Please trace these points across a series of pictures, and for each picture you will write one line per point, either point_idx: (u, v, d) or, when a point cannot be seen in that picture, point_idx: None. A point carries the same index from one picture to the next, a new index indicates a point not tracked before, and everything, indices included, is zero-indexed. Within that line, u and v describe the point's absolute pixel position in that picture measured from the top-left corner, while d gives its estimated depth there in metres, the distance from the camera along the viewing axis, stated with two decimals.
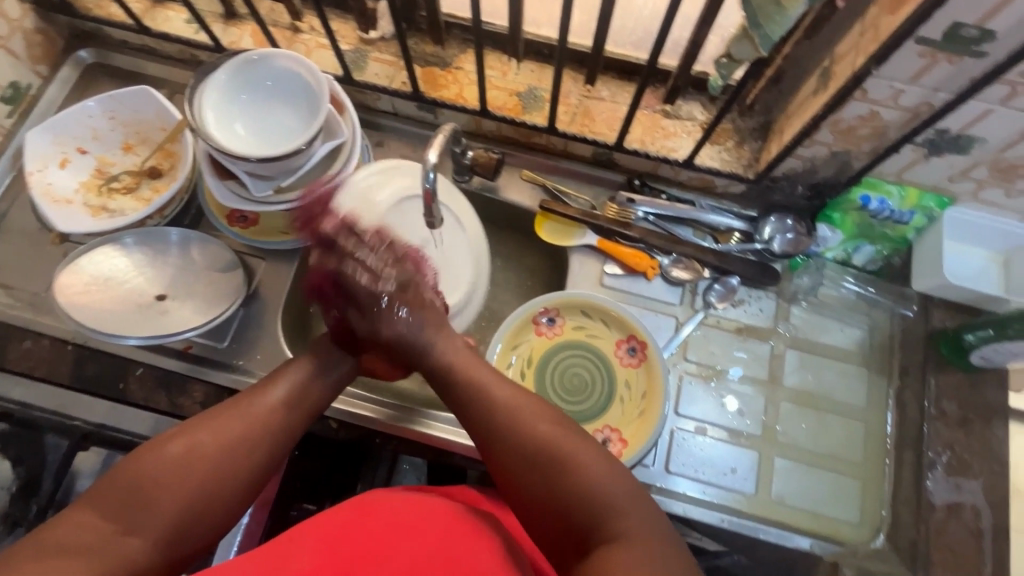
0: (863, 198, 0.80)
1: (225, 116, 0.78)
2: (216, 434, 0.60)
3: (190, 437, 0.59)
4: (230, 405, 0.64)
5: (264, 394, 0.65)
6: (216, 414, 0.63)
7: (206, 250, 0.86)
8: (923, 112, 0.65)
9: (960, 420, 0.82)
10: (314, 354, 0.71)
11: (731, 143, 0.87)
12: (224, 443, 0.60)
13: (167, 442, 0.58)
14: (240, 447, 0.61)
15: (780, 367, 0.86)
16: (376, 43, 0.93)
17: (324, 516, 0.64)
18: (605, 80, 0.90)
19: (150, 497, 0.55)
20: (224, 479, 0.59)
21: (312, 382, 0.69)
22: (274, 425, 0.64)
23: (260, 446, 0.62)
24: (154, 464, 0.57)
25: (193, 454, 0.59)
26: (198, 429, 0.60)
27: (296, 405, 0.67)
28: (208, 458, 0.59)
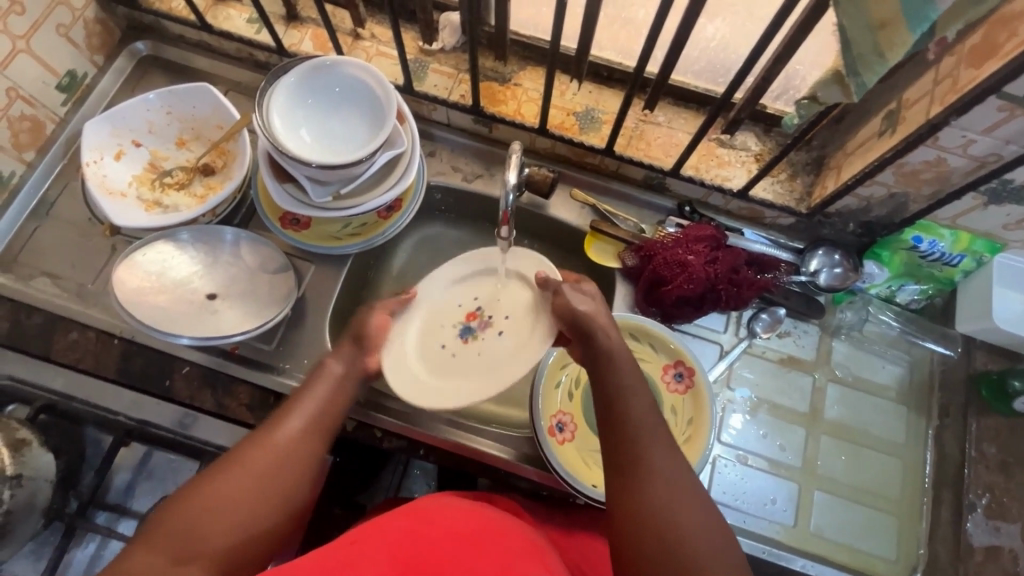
0: (914, 238, 0.82)
1: (291, 121, 0.78)
2: (249, 469, 0.59)
3: (223, 476, 0.58)
4: (252, 439, 0.61)
5: (287, 422, 0.63)
6: (246, 446, 0.61)
7: (257, 250, 0.86)
8: (991, 162, 0.66)
9: (1000, 464, 0.84)
10: (338, 375, 0.67)
11: (784, 176, 0.88)
12: (251, 477, 0.59)
13: (208, 479, 0.58)
14: (275, 478, 0.59)
15: (821, 400, 0.87)
16: (437, 55, 0.94)
17: (383, 519, 0.65)
18: (662, 105, 0.91)
19: (192, 539, 0.54)
20: (259, 509, 0.58)
21: (335, 408, 0.66)
22: (301, 454, 0.62)
23: (293, 475, 0.61)
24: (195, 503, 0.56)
25: (232, 492, 0.57)
26: (231, 464, 0.59)
27: (322, 427, 0.64)
28: (242, 496, 0.57)
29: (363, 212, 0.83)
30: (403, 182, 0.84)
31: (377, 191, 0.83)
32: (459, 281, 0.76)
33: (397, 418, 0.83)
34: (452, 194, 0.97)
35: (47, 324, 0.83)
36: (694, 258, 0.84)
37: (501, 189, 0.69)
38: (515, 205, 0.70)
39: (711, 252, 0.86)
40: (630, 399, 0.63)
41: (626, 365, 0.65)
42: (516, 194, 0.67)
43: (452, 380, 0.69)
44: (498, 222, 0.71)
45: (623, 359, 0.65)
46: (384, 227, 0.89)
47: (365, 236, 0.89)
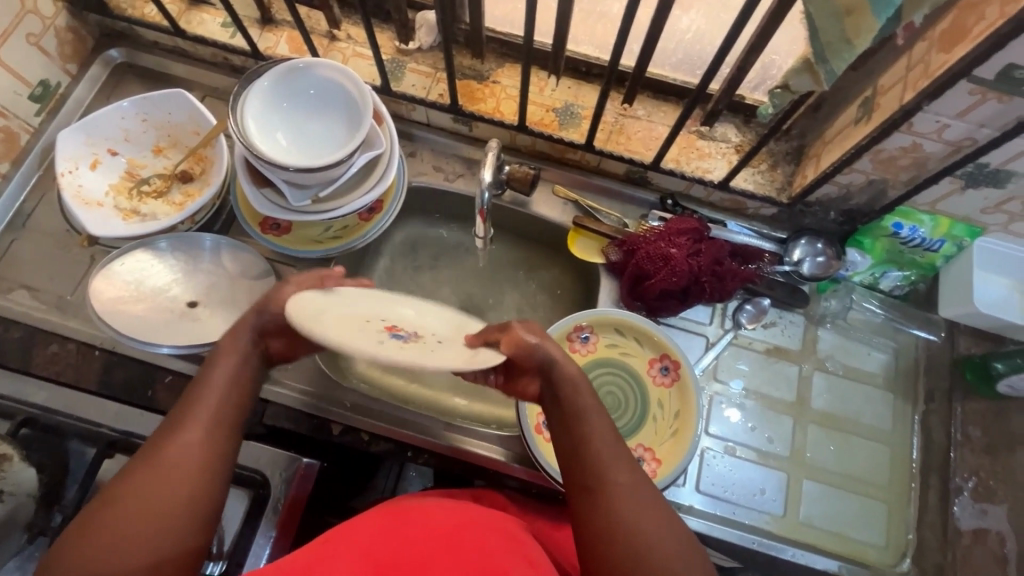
0: (895, 225, 0.82)
1: (265, 126, 0.77)
2: (149, 485, 0.53)
3: (119, 500, 0.52)
4: (145, 455, 0.55)
5: (185, 428, 0.56)
6: (141, 462, 0.54)
7: (238, 257, 0.85)
8: (966, 146, 0.67)
9: (986, 447, 0.83)
10: (235, 366, 0.62)
11: (764, 166, 0.88)
12: (142, 504, 0.51)
13: (93, 518, 0.51)
14: (180, 490, 0.53)
15: (807, 389, 0.88)
16: (414, 55, 0.93)
17: (354, 522, 0.65)
18: (641, 99, 0.91)
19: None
20: (160, 538, 0.51)
21: (237, 405, 0.60)
22: (201, 463, 0.55)
23: (203, 480, 0.55)
24: (91, 538, 0.49)
25: (133, 512, 0.51)
26: (126, 486, 0.53)
27: (218, 431, 0.58)
28: (145, 516, 0.51)
29: (343, 214, 0.82)
30: (382, 183, 0.84)
31: (356, 192, 0.83)
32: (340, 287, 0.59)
33: (383, 422, 0.82)
34: (434, 194, 0.97)
35: (27, 338, 0.83)
36: (677, 252, 0.84)
37: (477, 188, 0.71)
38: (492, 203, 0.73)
39: (694, 244, 0.86)
40: (578, 407, 0.61)
41: (575, 370, 0.64)
42: (491, 193, 0.69)
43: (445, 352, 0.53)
44: (478, 220, 0.75)
45: (567, 366, 0.64)
46: (366, 229, 0.89)
47: (346, 239, 0.88)
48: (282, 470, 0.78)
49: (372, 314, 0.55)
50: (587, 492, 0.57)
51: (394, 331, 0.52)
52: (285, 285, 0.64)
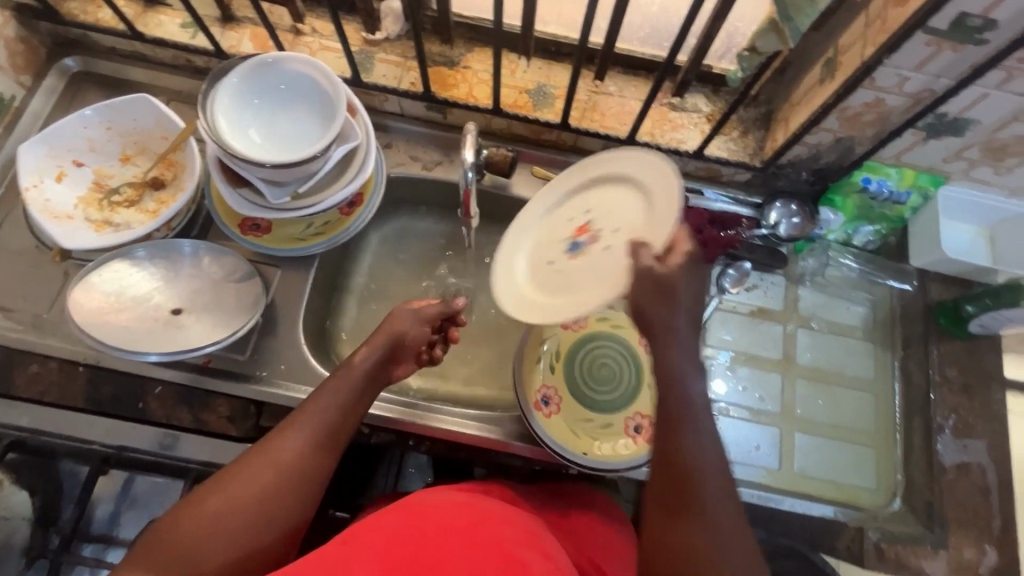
0: (863, 180, 0.85)
1: (238, 123, 0.76)
2: (253, 482, 0.59)
3: (225, 488, 0.58)
4: (258, 451, 0.61)
5: (292, 434, 0.63)
6: (249, 459, 0.61)
7: (219, 261, 0.84)
8: (925, 97, 0.69)
9: (962, 386, 0.87)
10: (345, 387, 0.68)
11: (736, 134, 0.91)
12: (253, 498, 0.58)
13: (203, 498, 0.57)
14: (274, 493, 0.59)
15: (792, 346, 0.90)
16: (382, 45, 0.93)
17: (376, 518, 0.62)
18: (612, 75, 0.92)
19: (195, 555, 0.54)
20: (260, 532, 0.57)
21: (340, 423, 0.66)
22: (304, 469, 0.61)
23: (298, 491, 0.60)
24: (195, 518, 0.56)
25: (235, 503, 0.57)
26: (232, 475, 0.59)
27: (328, 441, 0.64)
28: (245, 509, 0.57)
29: (323, 209, 0.82)
30: (361, 175, 0.84)
31: (336, 186, 0.82)
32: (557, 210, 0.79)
33: (380, 413, 0.82)
34: (413, 183, 0.97)
35: (5, 361, 0.79)
36: None
37: (460, 167, 0.71)
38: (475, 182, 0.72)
39: None
40: (686, 432, 0.58)
41: (694, 386, 0.59)
42: (474, 173, 0.69)
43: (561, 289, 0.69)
44: (462, 202, 0.74)
45: (688, 376, 0.59)
46: (347, 223, 0.88)
47: (328, 235, 0.88)
48: None
49: (569, 220, 0.76)
50: (667, 510, 0.56)
51: (579, 237, 0.73)
52: (415, 321, 0.76)
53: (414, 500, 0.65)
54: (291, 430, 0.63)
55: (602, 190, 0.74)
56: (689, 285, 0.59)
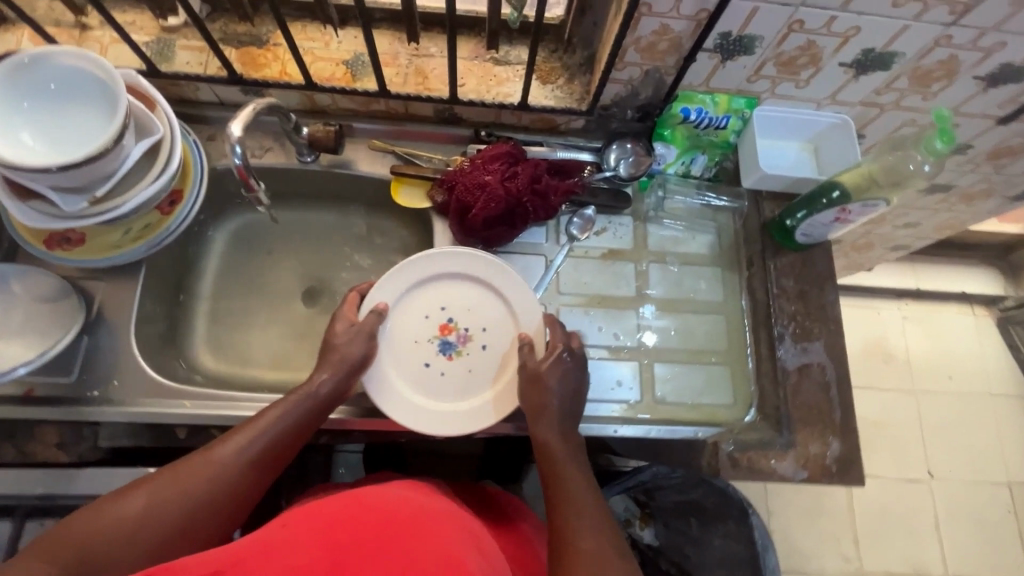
0: (683, 110, 0.87)
1: (7, 130, 0.69)
2: (184, 488, 0.58)
3: (154, 489, 0.57)
4: (192, 458, 0.61)
5: (230, 442, 0.63)
6: (184, 464, 0.60)
7: (27, 281, 0.78)
8: (704, 18, 0.71)
9: (799, 292, 0.91)
10: (295, 405, 0.68)
11: (561, 81, 0.91)
12: (182, 505, 0.58)
13: (129, 496, 0.56)
14: (202, 502, 0.59)
15: (645, 281, 0.93)
16: (181, 31, 0.87)
17: (316, 506, 0.58)
18: (431, 37, 0.91)
19: (108, 554, 0.53)
20: (183, 541, 0.57)
21: (282, 440, 0.66)
22: (235, 483, 0.61)
23: (227, 503, 0.60)
24: (114, 520, 0.55)
25: (161, 504, 0.57)
26: (163, 478, 0.59)
27: (269, 463, 0.65)
28: (168, 515, 0.57)
29: (132, 209, 0.77)
30: (172, 170, 0.79)
31: (142, 183, 0.78)
32: (419, 288, 0.82)
33: (221, 420, 0.77)
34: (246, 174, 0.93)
35: None
36: (491, 178, 0.86)
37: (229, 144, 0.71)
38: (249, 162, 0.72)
39: (509, 168, 0.88)
40: (566, 483, 0.65)
41: (567, 454, 0.68)
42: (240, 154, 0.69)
43: (451, 397, 0.78)
44: (238, 179, 0.74)
45: (558, 446, 0.69)
46: (170, 221, 0.83)
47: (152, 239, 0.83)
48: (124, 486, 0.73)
49: (428, 318, 0.81)
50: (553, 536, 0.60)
51: (446, 336, 0.81)
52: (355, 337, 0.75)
53: (364, 493, 0.61)
54: (229, 440, 0.63)
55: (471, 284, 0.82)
56: (562, 384, 0.73)
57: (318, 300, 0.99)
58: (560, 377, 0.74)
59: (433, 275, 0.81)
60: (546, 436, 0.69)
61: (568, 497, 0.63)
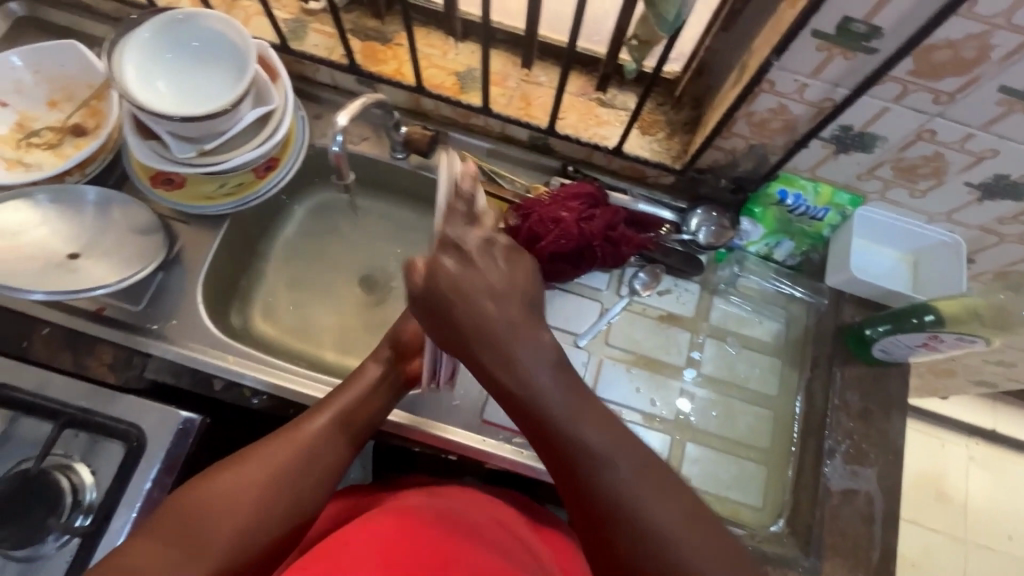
0: (780, 192, 0.83)
1: (146, 76, 0.76)
2: (278, 457, 0.65)
3: (246, 465, 0.63)
4: (278, 433, 0.67)
5: (317, 417, 0.69)
6: (273, 439, 0.67)
7: (126, 211, 0.84)
8: (827, 107, 0.68)
9: (861, 411, 0.84)
10: (370, 380, 0.75)
11: (661, 135, 0.90)
12: (268, 479, 0.63)
13: (217, 475, 0.62)
14: (295, 468, 0.65)
15: (698, 355, 0.88)
16: (317, 15, 0.93)
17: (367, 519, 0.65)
18: (543, 66, 0.92)
19: (213, 525, 0.59)
20: (272, 512, 0.62)
21: (361, 411, 0.73)
22: (324, 449, 0.68)
23: (315, 468, 0.66)
24: (210, 494, 0.60)
25: (252, 479, 0.62)
26: (253, 454, 0.65)
27: (338, 440, 0.69)
28: (263, 484, 0.62)
29: (232, 166, 0.82)
30: (276, 137, 0.84)
31: (247, 146, 0.83)
32: None
33: (259, 382, 0.81)
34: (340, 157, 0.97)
35: None
36: (567, 215, 0.85)
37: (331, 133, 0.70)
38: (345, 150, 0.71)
39: (588, 209, 0.87)
40: (595, 459, 0.55)
41: (581, 416, 0.56)
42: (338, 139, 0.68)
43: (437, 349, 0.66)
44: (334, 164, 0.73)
45: (571, 415, 0.55)
46: (262, 185, 0.88)
47: (242, 196, 0.87)
48: (155, 421, 0.78)
49: None
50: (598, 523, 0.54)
51: None
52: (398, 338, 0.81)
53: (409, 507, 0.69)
54: (316, 414, 0.70)
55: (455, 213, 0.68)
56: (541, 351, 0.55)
57: (373, 289, 1.01)
58: (536, 344, 0.55)
59: None
60: (553, 398, 0.55)
61: (600, 479, 0.54)
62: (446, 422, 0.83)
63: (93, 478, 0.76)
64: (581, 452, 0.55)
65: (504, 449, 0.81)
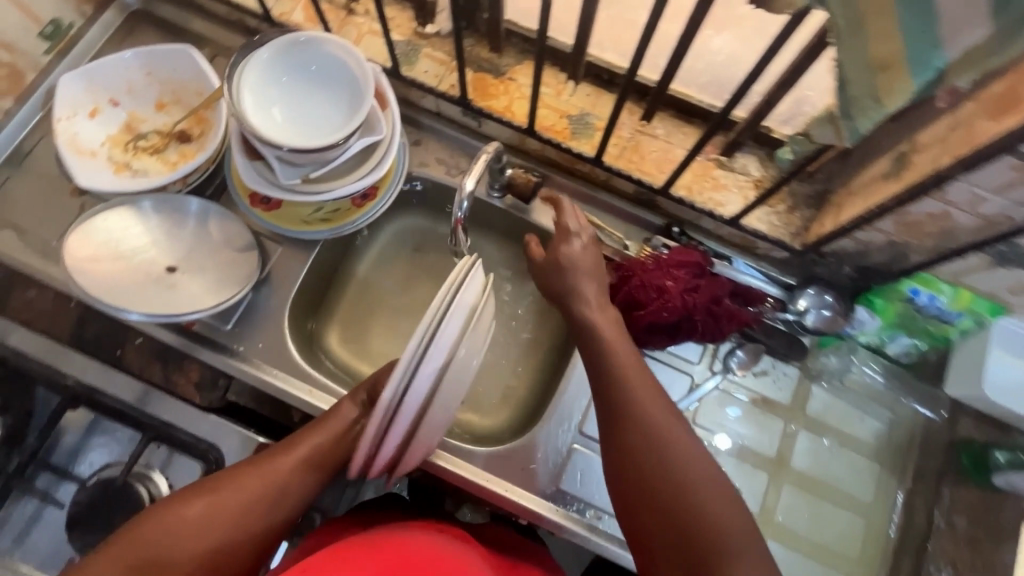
0: (911, 290, 0.76)
1: (262, 99, 0.74)
2: (242, 492, 0.62)
3: (211, 498, 0.61)
4: (250, 462, 0.65)
5: (288, 453, 0.66)
6: (241, 470, 0.64)
7: (223, 226, 0.83)
8: (1000, 224, 0.60)
9: (969, 539, 0.79)
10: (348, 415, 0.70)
11: (782, 208, 0.83)
12: (240, 514, 0.61)
13: (186, 506, 0.60)
14: (259, 505, 0.62)
15: (790, 446, 0.83)
16: (431, 39, 0.89)
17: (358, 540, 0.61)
18: (662, 117, 0.85)
19: (170, 557, 0.57)
20: (235, 548, 0.60)
21: (335, 449, 0.68)
22: (291, 488, 0.65)
23: (280, 505, 0.64)
24: (174, 523, 0.59)
25: (217, 512, 0.60)
26: (222, 487, 0.62)
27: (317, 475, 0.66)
28: (227, 517, 0.60)
29: (333, 197, 0.79)
30: (380, 169, 0.81)
31: (350, 176, 0.80)
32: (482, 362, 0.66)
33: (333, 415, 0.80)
34: (434, 186, 0.94)
35: (9, 280, 0.82)
36: (672, 284, 0.80)
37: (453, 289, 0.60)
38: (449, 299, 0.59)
39: (693, 278, 0.81)
40: (667, 452, 0.60)
41: (674, 438, 0.61)
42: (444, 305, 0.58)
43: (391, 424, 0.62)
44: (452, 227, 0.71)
45: (661, 432, 0.61)
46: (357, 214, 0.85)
47: (335, 223, 0.86)
48: (233, 447, 0.77)
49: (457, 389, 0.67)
50: (647, 516, 0.59)
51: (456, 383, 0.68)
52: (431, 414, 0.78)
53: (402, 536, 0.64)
54: (288, 449, 0.67)
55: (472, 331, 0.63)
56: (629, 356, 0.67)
57: None
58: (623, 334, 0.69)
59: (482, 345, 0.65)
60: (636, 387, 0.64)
61: (664, 467, 0.59)
62: (517, 485, 0.79)
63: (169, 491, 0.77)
64: (660, 444, 0.60)
65: (575, 522, 0.77)
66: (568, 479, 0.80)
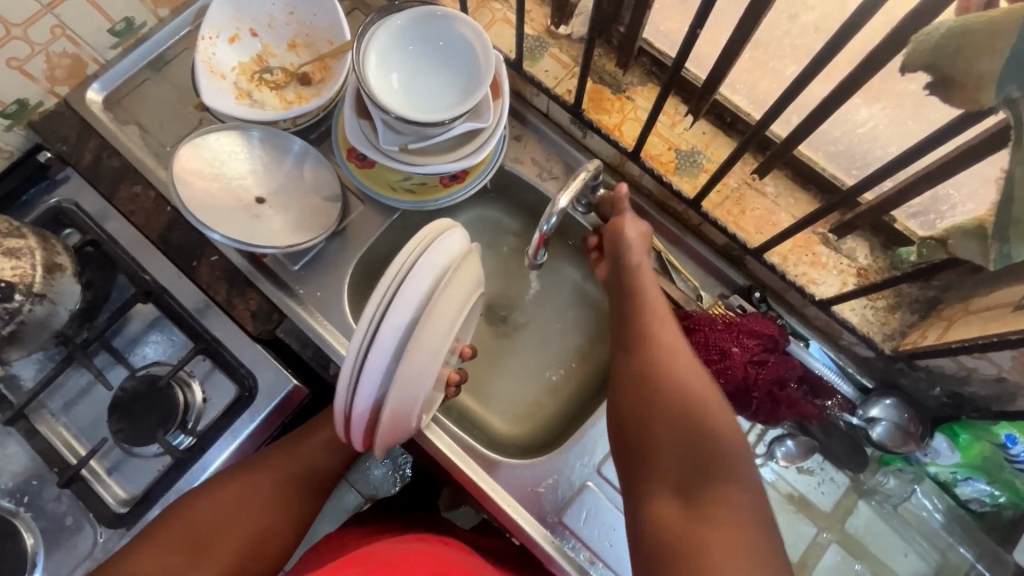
0: (1007, 436, 0.68)
1: (385, 64, 0.76)
2: (273, 474, 0.76)
3: (245, 480, 0.75)
4: (279, 447, 0.79)
5: (305, 439, 0.80)
6: (270, 456, 0.78)
7: (317, 173, 0.86)
8: None
9: None
10: None
11: (882, 304, 0.76)
12: (267, 498, 0.75)
13: (223, 487, 0.73)
14: (286, 485, 0.77)
15: (816, 558, 0.77)
16: (561, 40, 0.87)
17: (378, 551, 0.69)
18: (777, 174, 0.80)
19: (218, 529, 0.72)
20: (269, 521, 0.75)
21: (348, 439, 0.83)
22: (312, 467, 0.80)
23: (303, 486, 0.79)
24: (219, 500, 0.72)
25: (249, 495, 0.74)
26: (256, 470, 0.76)
27: (326, 469, 0.81)
28: (260, 496, 0.75)
29: (423, 172, 0.80)
30: (476, 157, 0.81)
31: (446, 156, 0.80)
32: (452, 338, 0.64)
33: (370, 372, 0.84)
34: (522, 184, 0.93)
35: (120, 170, 0.90)
36: (738, 351, 0.75)
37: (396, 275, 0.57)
38: (393, 285, 0.57)
39: (762, 353, 0.76)
40: (691, 385, 0.62)
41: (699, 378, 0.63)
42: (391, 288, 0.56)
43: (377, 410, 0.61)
44: (534, 240, 0.74)
45: (685, 370, 0.64)
46: (442, 194, 0.86)
47: (419, 197, 0.87)
48: (270, 380, 0.81)
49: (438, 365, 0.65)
50: (640, 452, 0.62)
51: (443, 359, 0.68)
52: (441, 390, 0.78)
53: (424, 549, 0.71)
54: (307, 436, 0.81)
55: (440, 308, 0.60)
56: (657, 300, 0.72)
57: (498, 321, 0.97)
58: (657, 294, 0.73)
59: (453, 319, 0.63)
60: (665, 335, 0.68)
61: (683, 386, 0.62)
62: (522, 504, 0.78)
63: (203, 404, 0.82)
64: (680, 388, 0.62)
65: (568, 561, 0.75)
66: (572, 514, 0.78)
